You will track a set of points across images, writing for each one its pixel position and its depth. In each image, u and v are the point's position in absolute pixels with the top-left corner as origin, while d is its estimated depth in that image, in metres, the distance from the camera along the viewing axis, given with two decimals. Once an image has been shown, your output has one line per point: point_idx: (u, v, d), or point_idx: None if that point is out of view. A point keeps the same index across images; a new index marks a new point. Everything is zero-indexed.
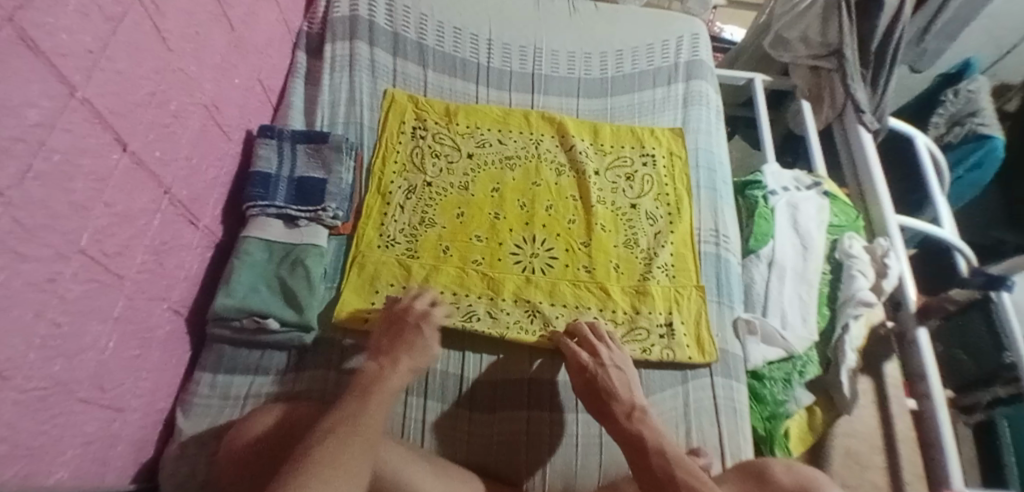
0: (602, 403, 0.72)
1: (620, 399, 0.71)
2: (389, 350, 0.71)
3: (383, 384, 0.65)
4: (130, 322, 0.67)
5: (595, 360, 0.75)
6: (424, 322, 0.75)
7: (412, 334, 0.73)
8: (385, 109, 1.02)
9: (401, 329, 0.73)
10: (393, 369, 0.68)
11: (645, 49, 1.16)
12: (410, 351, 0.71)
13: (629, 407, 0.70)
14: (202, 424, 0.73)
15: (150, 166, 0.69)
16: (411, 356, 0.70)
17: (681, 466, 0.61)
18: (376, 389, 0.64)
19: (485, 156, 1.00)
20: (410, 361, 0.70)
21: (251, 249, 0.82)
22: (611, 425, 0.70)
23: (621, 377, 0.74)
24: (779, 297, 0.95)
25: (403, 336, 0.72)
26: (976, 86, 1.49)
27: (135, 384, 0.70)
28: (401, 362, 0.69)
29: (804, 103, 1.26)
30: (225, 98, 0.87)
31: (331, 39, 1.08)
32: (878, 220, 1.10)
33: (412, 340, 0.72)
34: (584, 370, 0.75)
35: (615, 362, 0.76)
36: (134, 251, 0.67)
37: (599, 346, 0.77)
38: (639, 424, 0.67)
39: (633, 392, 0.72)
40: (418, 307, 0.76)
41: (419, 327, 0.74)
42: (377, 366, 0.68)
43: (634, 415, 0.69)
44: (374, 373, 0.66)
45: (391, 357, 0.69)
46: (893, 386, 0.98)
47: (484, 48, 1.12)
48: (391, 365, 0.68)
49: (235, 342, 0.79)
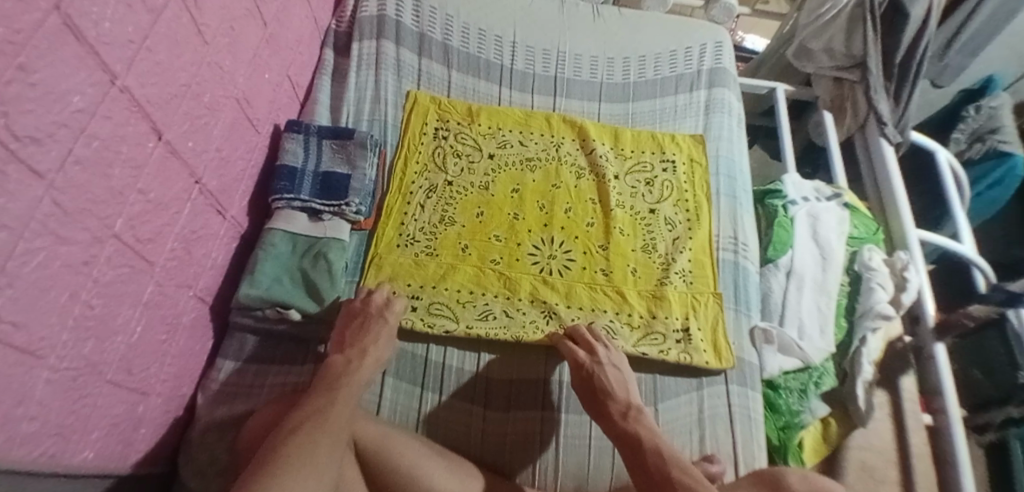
0: (601, 402, 0.73)
1: (616, 398, 0.72)
2: (353, 342, 0.72)
3: (351, 377, 0.67)
4: (158, 307, 0.69)
5: (592, 358, 0.76)
6: (387, 312, 0.77)
7: (376, 324, 0.75)
8: (409, 108, 1.03)
9: (365, 320, 0.75)
10: (360, 363, 0.69)
11: (668, 55, 1.17)
12: (374, 341, 0.73)
13: (625, 407, 0.71)
14: (223, 411, 0.74)
15: (182, 155, 0.70)
16: (376, 345, 0.72)
17: (679, 466, 0.61)
18: (343, 383, 0.65)
19: (506, 157, 1.01)
20: (376, 351, 0.72)
21: (277, 241, 0.83)
22: (607, 424, 0.71)
23: (617, 376, 0.75)
24: (796, 307, 0.94)
25: (367, 327, 0.74)
26: (999, 103, 1.48)
27: (161, 368, 0.71)
28: (368, 353, 0.71)
29: (826, 114, 1.26)
30: (256, 92, 0.88)
31: (358, 38, 1.10)
32: (898, 234, 1.09)
33: (377, 328, 0.75)
34: (581, 369, 0.76)
35: (612, 361, 0.77)
36: (164, 239, 0.68)
37: (597, 346, 0.77)
38: (635, 423, 0.68)
39: (630, 393, 0.74)
40: (378, 299, 0.78)
41: (383, 317, 0.76)
42: (343, 359, 0.70)
43: (630, 415, 0.70)
44: (340, 366, 0.68)
45: (357, 349, 0.71)
46: (909, 401, 0.96)
47: (508, 50, 1.13)
48: (358, 358, 0.70)
49: (258, 332, 0.80)
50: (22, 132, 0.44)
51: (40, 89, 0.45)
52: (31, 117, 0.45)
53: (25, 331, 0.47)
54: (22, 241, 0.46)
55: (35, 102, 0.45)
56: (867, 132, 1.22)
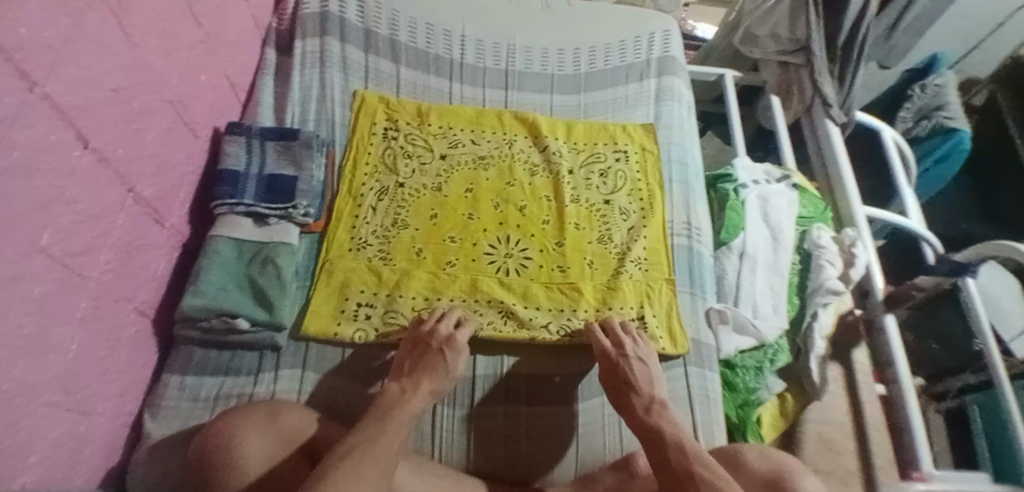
0: (624, 394, 0.75)
1: (640, 392, 0.74)
2: (411, 372, 0.72)
3: (403, 407, 0.66)
4: (95, 323, 0.66)
5: (618, 349, 0.78)
6: (448, 347, 0.75)
7: (436, 358, 0.74)
8: (356, 109, 1.01)
9: (424, 351, 0.75)
10: (414, 393, 0.69)
11: (618, 45, 1.17)
12: (431, 374, 0.72)
13: (649, 401, 0.73)
14: (171, 427, 0.72)
15: (113, 163, 0.67)
16: (433, 380, 0.71)
17: (701, 462, 0.62)
18: (394, 413, 0.65)
19: (458, 157, 1.00)
20: (431, 384, 0.71)
21: (220, 248, 0.81)
22: (630, 417, 0.72)
23: (644, 370, 0.77)
24: (750, 288, 0.97)
25: (425, 359, 0.74)
26: (943, 81, 1.53)
27: (102, 387, 0.69)
28: (423, 385, 0.70)
29: (773, 99, 1.28)
30: (192, 94, 0.85)
31: (301, 36, 1.07)
32: (846, 213, 1.12)
33: (437, 364, 0.73)
34: (606, 359, 0.78)
35: (639, 355, 0.78)
36: (99, 251, 0.66)
37: (625, 339, 0.79)
38: (658, 418, 0.70)
39: (655, 387, 0.75)
40: (442, 330, 0.76)
41: (441, 352, 0.74)
42: (398, 388, 0.69)
43: (653, 409, 0.71)
44: (394, 395, 0.68)
45: (413, 380, 0.71)
46: (862, 372, 1.01)
47: (458, 44, 1.12)
48: (412, 389, 0.70)
49: (205, 344, 0.78)
50: None
51: None
52: None
53: None
54: None
55: None
56: (813, 114, 1.25)
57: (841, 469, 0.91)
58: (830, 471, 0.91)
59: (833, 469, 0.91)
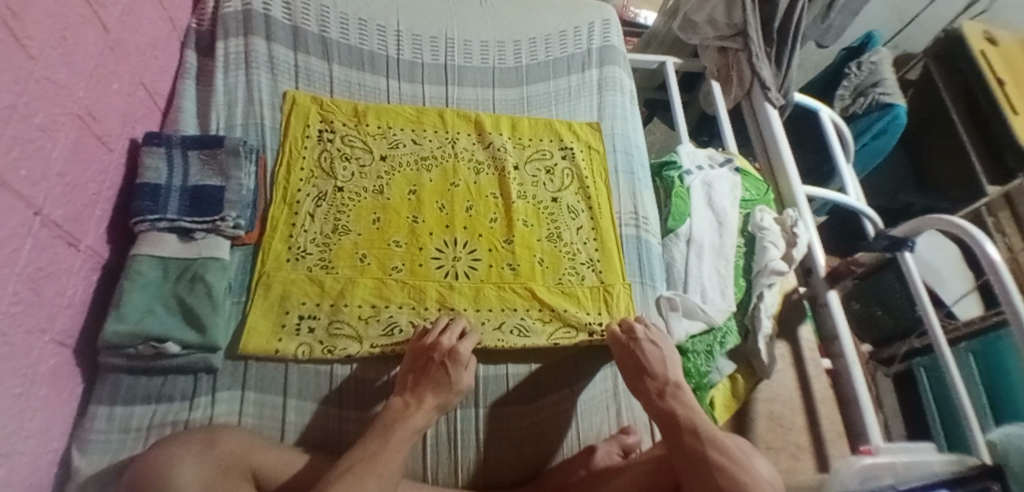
0: (639, 378, 0.76)
1: (655, 375, 0.75)
2: (415, 386, 0.72)
3: (406, 421, 0.67)
4: (7, 360, 0.61)
5: (629, 334, 0.79)
6: (450, 360, 0.74)
7: (439, 372, 0.73)
8: (287, 111, 0.96)
9: (427, 363, 0.74)
10: (418, 407, 0.69)
11: (558, 36, 1.16)
12: (435, 388, 0.72)
13: (663, 384, 0.74)
14: (101, 461, 0.67)
15: (16, 187, 0.62)
16: (437, 393, 0.71)
17: (716, 447, 0.64)
18: (397, 428, 0.66)
19: (399, 158, 0.97)
20: (435, 398, 0.71)
21: (142, 267, 0.75)
22: (645, 400, 0.74)
23: (655, 352, 0.77)
24: (697, 273, 0.98)
25: (429, 373, 0.73)
26: (878, 58, 1.61)
27: (20, 426, 0.64)
28: (427, 400, 0.70)
29: (714, 84, 1.29)
30: (102, 106, 0.79)
31: (223, 37, 1.01)
32: (788, 194, 1.15)
33: (440, 378, 0.72)
34: (620, 343, 0.79)
35: (652, 338, 0.78)
36: (4, 282, 0.60)
37: (636, 324, 0.80)
38: (671, 401, 0.72)
39: (668, 368, 0.76)
40: (445, 343, 0.75)
41: (444, 366, 0.73)
42: (402, 402, 0.70)
43: (667, 392, 0.73)
44: (398, 409, 0.68)
45: (416, 394, 0.71)
46: (808, 349, 1.04)
47: (393, 40, 1.08)
48: (416, 402, 0.70)
49: (134, 370, 0.73)
50: None
51: None
52: None
53: None
54: None
55: None
56: (753, 98, 1.26)
57: (791, 444, 0.94)
58: (780, 447, 0.94)
59: (784, 445, 0.94)
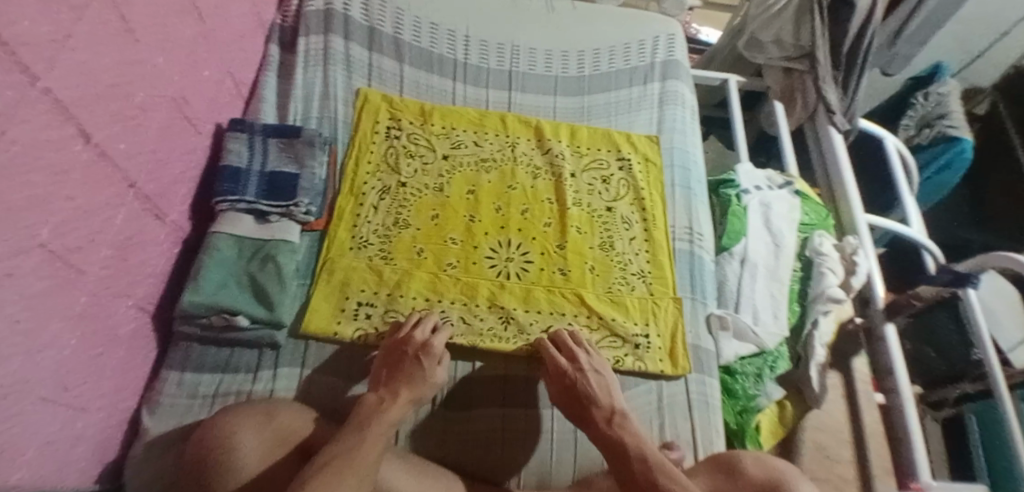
0: (584, 408, 0.73)
1: (600, 404, 0.73)
2: (389, 382, 0.71)
3: (382, 416, 0.64)
4: (92, 319, 0.66)
5: (573, 365, 0.76)
6: (423, 354, 0.73)
7: (412, 366, 0.72)
8: (359, 107, 1.01)
9: (401, 358, 0.73)
10: (392, 402, 0.67)
11: (622, 48, 1.17)
12: (410, 382, 0.71)
13: (609, 412, 0.72)
14: (169, 423, 0.71)
15: (114, 159, 0.67)
16: (412, 387, 0.70)
17: (665, 474, 0.63)
18: (372, 422, 0.63)
19: (460, 159, 1.00)
20: (410, 392, 0.70)
21: (221, 245, 0.80)
22: (592, 430, 0.71)
23: (600, 381, 0.75)
24: (751, 293, 0.97)
25: (401, 368, 0.72)
26: (947, 89, 1.55)
27: (99, 383, 0.68)
28: (401, 395, 0.69)
29: (777, 104, 1.28)
30: (194, 91, 0.85)
31: (305, 33, 1.07)
32: (848, 221, 1.12)
33: (413, 371, 0.72)
34: (563, 376, 0.76)
35: (594, 366, 0.76)
36: (97, 247, 0.65)
37: (579, 353, 0.77)
38: (619, 430, 0.69)
39: (613, 397, 0.74)
40: (418, 336, 0.75)
41: (418, 360, 0.73)
42: (377, 397, 0.68)
43: (614, 421, 0.71)
44: (372, 406, 0.66)
45: (390, 390, 0.69)
46: (862, 382, 1.01)
47: (462, 44, 1.12)
48: (390, 398, 0.68)
49: (205, 340, 0.77)
50: None
51: None
52: None
53: None
54: None
55: None
56: (816, 121, 1.25)
57: (837, 477, 0.92)
58: (826, 479, 0.91)
59: (830, 477, 0.91)
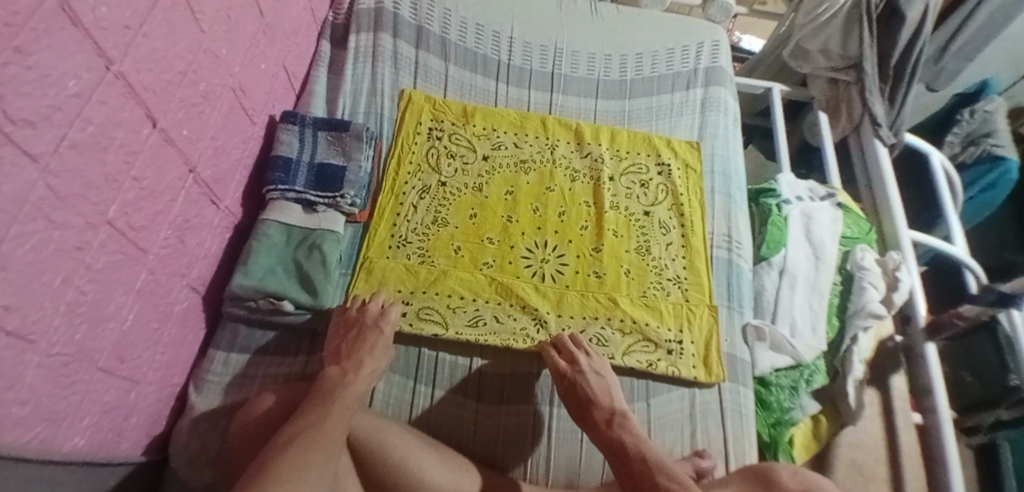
0: (585, 410, 0.74)
1: (600, 405, 0.73)
2: (350, 354, 0.71)
3: (348, 389, 0.65)
4: (151, 295, 0.69)
5: (573, 367, 0.76)
6: (382, 323, 0.76)
7: (372, 335, 0.74)
8: (403, 108, 1.03)
9: (360, 331, 0.74)
10: (356, 374, 0.68)
11: (666, 53, 1.17)
12: (370, 351, 0.72)
13: (609, 413, 0.72)
14: (214, 401, 0.74)
15: (178, 144, 0.70)
16: (372, 356, 0.72)
17: (664, 471, 0.64)
18: (336, 396, 0.64)
19: (500, 159, 1.01)
20: (371, 361, 0.71)
21: (271, 231, 0.83)
22: (594, 432, 0.72)
23: (601, 383, 0.76)
24: (788, 306, 0.95)
25: (362, 338, 0.73)
26: (993, 107, 1.49)
27: (153, 358, 0.71)
28: (363, 366, 0.70)
29: (820, 115, 1.26)
30: (252, 82, 0.88)
31: (356, 30, 1.10)
32: (891, 235, 1.10)
33: (371, 340, 0.73)
34: (563, 377, 0.76)
35: (594, 368, 0.77)
36: (159, 226, 0.68)
37: (579, 355, 0.77)
38: (619, 430, 0.70)
39: (614, 398, 0.74)
40: (373, 308, 0.77)
41: (378, 327, 0.75)
42: (340, 370, 0.68)
43: (614, 422, 0.71)
44: (334, 379, 0.66)
45: (353, 361, 0.70)
46: (899, 399, 0.98)
47: (506, 45, 1.13)
48: (354, 369, 0.69)
49: (251, 322, 0.80)
50: (17, 115, 0.44)
51: (38, 73, 0.46)
52: (27, 100, 0.44)
53: (17, 313, 0.47)
54: (16, 224, 0.46)
55: (31, 84, 0.45)
56: (861, 132, 1.23)
57: None
58: None
59: None
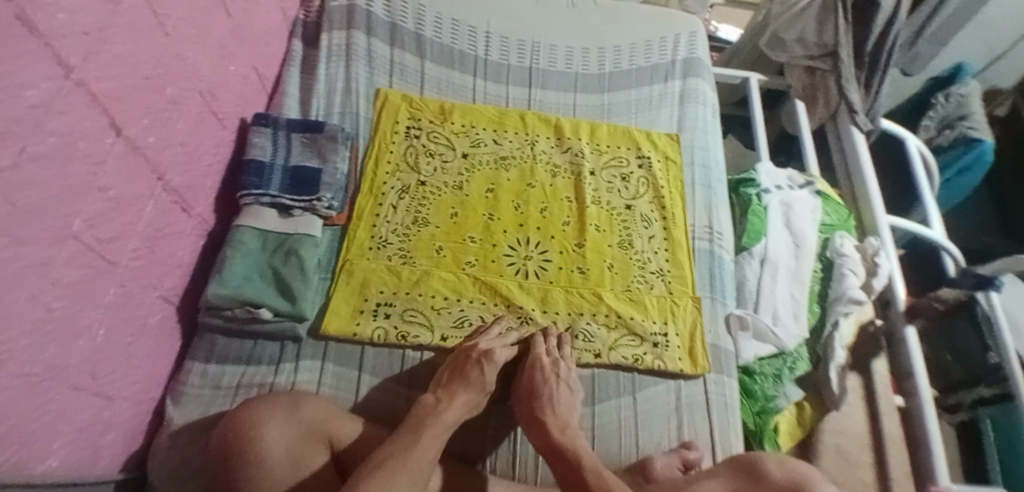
0: (538, 412, 0.71)
1: (557, 414, 0.71)
2: (447, 384, 0.71)
3: (438, 418, 0.64)
4: (123, 309, 0.67)
5: (552, 368, 0.76)
6: (485, 360, 0.73)
7: (474, 370, 0.72)
8: (379, 108, 1.01)
9: (463, 363, 0.73)
10: (449, 404, 0.67)
11: (643, 46, 1.17)
12: (466, 385, 0.70)
13: (563, 424, 0.70)
14: (193, 414, 0.72)
15: (144, 152, 0.68)
16: (469, 392, 0.70)
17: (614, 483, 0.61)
18: (428, 424, 0.63)
19: (479, 157, 1.00)
20: (467, 396, 0.69)
21: (246, 238, 0.82)
22: (541, 437, 0.69)
23: (568, 399, 0.75)
24: (771, 295, 0.96)
25: (463, 370, 0.72)
26: (968, 90, 1.52)
27: (127, 372, 0.70)
28: (457, 396, 0.69)
29: (798, 103, 1.27)
30: (221, 85, 0.86)
31: (328, 29, 1.08)
32: (869, 222, 1.11)
33: (473, 376, 0.72)
34: (535, 374, 0.75)
35: (568, 384, 0.76)
36: (128, 238, 0.66)
37: (561, 360, 0.78)
38: (572, 440, 0.67)
39: (572, 416, 0.73)
40: (482, 345, 0.75)
41: (480, 365, 0.73)
42: (434, 398, 0.68)
43: (568, 431, 0.69)
44: (429, 406, 0.66)
45: (448, 391, 0.69)
46: (881, 384, 1.00)
47: (482, 41, 1.12)
48: (447, 399, 0.68)
49: (228, 332, 0.78)
50: None
51: None
52: None
53: None
54: None
55: None
56: (838, 120, 1.24)
57: (857, 481, 0.91)
58: (845, 483, 0.90)
59: (849, 480, 0.91)
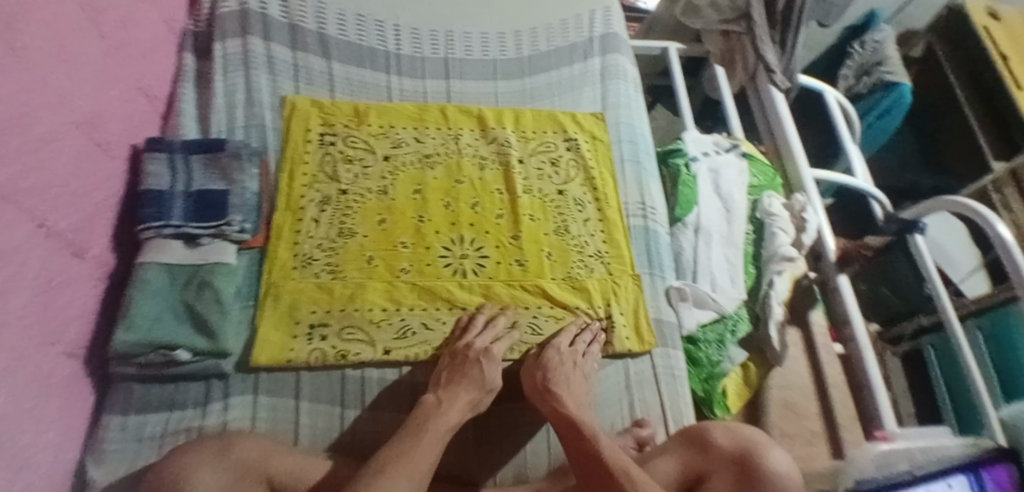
0: (545, 391, 0.71)
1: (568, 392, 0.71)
2: (447, 384, 0.71)
3: (439, 420, 0.65)
4: (20, 372, 0.61)
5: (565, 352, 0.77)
6: (485, 358, 0.74)
7: (475, 369, 0.72)
8: (287, 117, 0.95)
9: (463, 362, 0.73)
10: (450, 405, 0.67)
11: (559, 26, 1.15)
12: (468, 384, 0.71)
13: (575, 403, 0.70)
14: (116, 471, 0.67)
15: (21, 199, 0.61)
16: (470, 390, 0.70)
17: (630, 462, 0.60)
18: (428, 427, 0.63)
19: (402, 157, 0.96)
20: (468, 394, 0.70)
21: (150, 276, 0.75)
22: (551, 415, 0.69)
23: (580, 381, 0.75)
24: (706, 262, 0.98)
25: (465, 368, 0.73)
26: (882, 37, 1.58)
27: (38, 438, 0.64)
28: (458, 397, 0.69)
29: (717, 68, 1.28)
30: (104, 112, 0.79)
31: (220, 37, 1.00)
32: (795, 179, 1.14)
33: (474, 375, 0.72)
34: (539, 360, 0.76)
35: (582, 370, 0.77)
36: (15, 294, 0.60)
37: (575, 346, 0.79)
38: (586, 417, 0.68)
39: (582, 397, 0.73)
40: (478, 344, 0.75)
41: (480, 363, 0.73)
42: (435, 399, 0.68)
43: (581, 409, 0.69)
44: (430, 407, 0.67)
45: (450, 391, 0.69)
46: (820, 334, 1.04)
47: (392, 35, 1.07)
48: (448, 400, 0.68)
49: (145, 379, 0.73)
50: None
51: None
52: None
53: None
54: None
55: None
56: (757, 82, 1.25)
57: (807, 431, 0.94)
58: (796, 434, 0.93)
59: (799, 431, 0.94)
